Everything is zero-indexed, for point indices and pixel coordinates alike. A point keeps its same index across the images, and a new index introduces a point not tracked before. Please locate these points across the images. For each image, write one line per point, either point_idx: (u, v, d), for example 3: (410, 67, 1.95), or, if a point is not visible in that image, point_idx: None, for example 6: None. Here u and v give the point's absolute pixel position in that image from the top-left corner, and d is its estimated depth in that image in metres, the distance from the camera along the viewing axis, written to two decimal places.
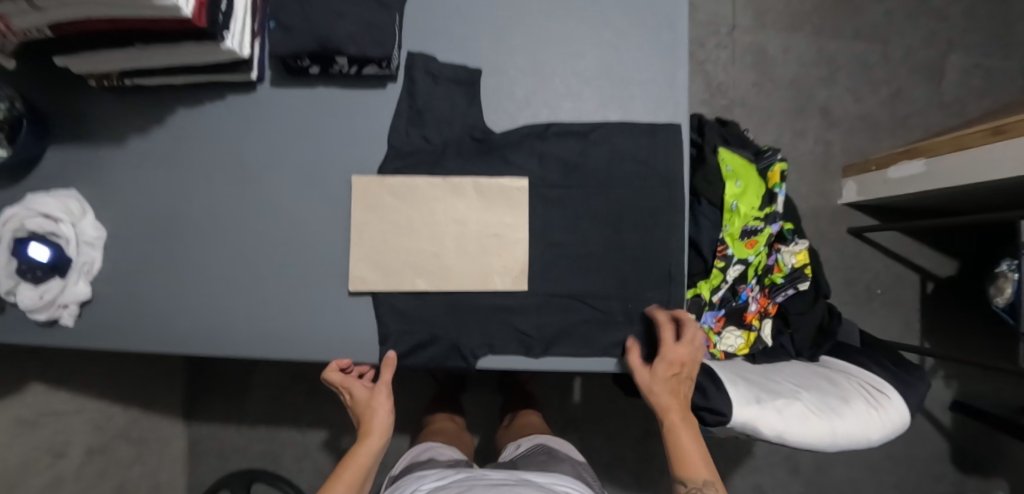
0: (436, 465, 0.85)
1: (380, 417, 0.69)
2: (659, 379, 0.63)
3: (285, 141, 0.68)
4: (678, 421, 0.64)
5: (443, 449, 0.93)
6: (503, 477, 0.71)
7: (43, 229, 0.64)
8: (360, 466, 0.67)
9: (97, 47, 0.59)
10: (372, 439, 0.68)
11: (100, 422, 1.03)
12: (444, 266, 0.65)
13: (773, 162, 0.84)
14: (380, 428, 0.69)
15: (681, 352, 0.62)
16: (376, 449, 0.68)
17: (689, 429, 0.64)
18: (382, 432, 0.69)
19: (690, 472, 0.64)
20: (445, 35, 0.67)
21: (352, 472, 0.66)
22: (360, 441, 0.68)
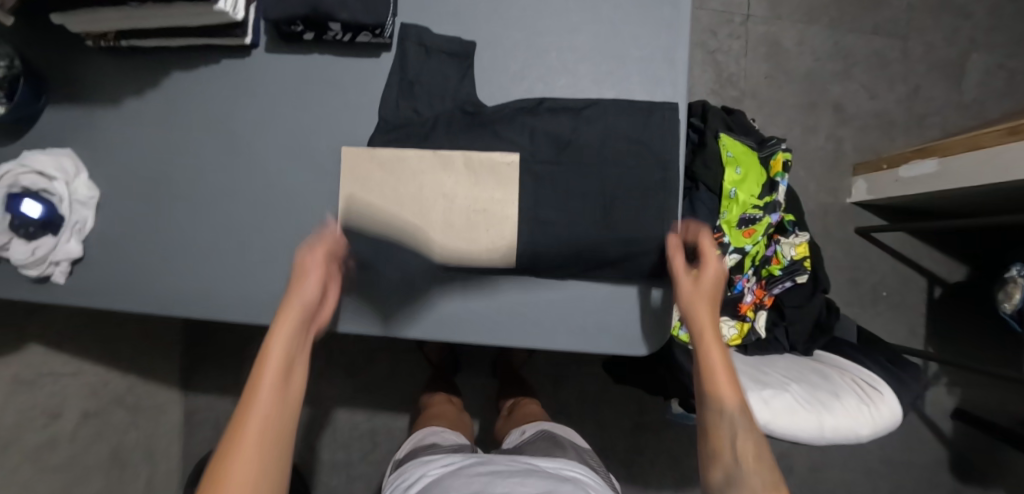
0: (441, 450, 0.85)
1: (303, 292, 0.55)
2: (702, 289, 0.59)
3: (278, 107, 0.68)
4: (714, 335, 0.57)
5: (447, 434, 0.93)
6: (509, 462, 0.70)
7: (37, 186, 0.65)
8: (280, 361, 0.52)
9: (92, 6, 0.59)
10: (287, 326, 0.54)
11: (96, 386, 1.04)
12: (428, 241, 0.64)
13: (777, 151, 0.82)
14: (298, 309, 0.55)
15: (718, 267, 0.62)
16: (294, 338, 0.54)
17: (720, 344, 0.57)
18: (300, 312, 0.55)
19: (723, 392, 0.55)
20: (442, 7, 0.66)
21: (273, 367, 0.51)
22: (274, 330, 0.53)
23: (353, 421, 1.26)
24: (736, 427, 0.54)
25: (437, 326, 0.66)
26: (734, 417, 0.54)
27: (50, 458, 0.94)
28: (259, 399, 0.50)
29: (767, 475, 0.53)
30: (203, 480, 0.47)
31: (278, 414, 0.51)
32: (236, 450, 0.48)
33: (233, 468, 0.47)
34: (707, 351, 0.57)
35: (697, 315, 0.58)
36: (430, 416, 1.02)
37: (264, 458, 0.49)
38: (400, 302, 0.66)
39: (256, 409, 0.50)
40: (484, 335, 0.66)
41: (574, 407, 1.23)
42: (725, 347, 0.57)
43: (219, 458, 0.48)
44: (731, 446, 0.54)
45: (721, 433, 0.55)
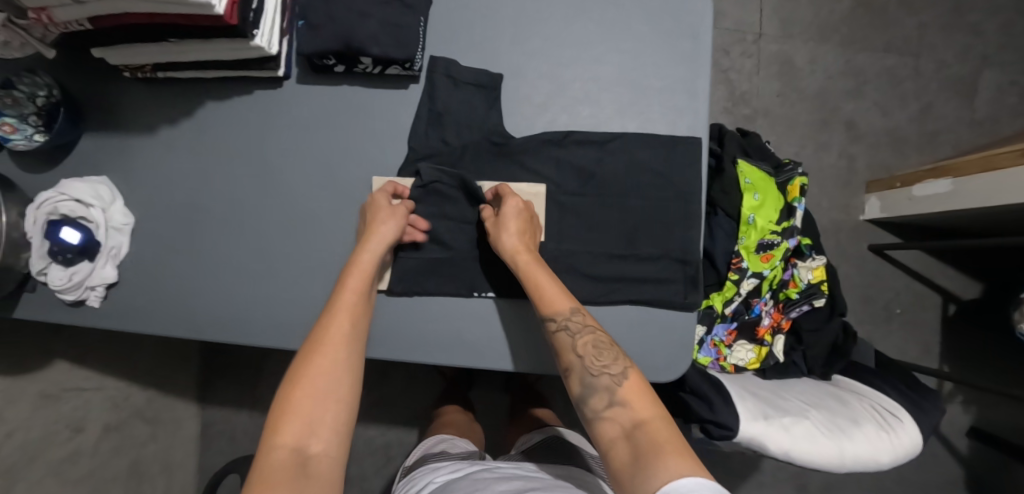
0: (449, 457, 0.86)
1: (385, 228, 0.61)
2: (514, 223, 0.61)
3: (309, 136, 0.69)
4: (534, 258, 0.60)
5: (456, 442, 0.94)
6: (513, 469, 0.73)
7: (75, 214, 0.66)
8: (362, 275, 0.60)
9: (133, 41, 0.62)
10: (373, 247, 0.61)
11: (117, 400, 1.06)
12: (458, 265, 0.67)
13: (793, 176, 0.84)
14: (383, 236, 0.61)
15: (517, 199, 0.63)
16: (376, 257, 0.61)
17: (540, 266, 0.60)
18: (385, 240, 0.61)
19: (555, 303, 0.57)
20: (467, 39, 0.68)
21: (356, 280, 0.60)
22: (360, 249, 0.61)
23: (367, 436, 1.27)
24: (574, 329, 0.57)
25: (464, 354, 0.66)
26: (568, 321, 0.57)
27: (72, 471, 0.95)
28: (343, 302, 0.59)
29: (608, 355, 0.56)
30: (315, 376, 0.55)
31: (358, 318, 0.59)
32: (323, 340, 0.57)
33: (319, 357, 0.56)
34: (530, 278, 0.58)
35: (515, 247, 0.59)
36: (442, 425, 1.03)
37: (349, 349, 0.57)
38: (424, 327, 0.67)
39: (342, 306, 0.59)
40: (513, 364, 0.66)
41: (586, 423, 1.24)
42: (545, 267, 0.60)
43: (308, 346, 0.57)
44: (573, 348, 0.57)
45: (564, 341, 0.57)
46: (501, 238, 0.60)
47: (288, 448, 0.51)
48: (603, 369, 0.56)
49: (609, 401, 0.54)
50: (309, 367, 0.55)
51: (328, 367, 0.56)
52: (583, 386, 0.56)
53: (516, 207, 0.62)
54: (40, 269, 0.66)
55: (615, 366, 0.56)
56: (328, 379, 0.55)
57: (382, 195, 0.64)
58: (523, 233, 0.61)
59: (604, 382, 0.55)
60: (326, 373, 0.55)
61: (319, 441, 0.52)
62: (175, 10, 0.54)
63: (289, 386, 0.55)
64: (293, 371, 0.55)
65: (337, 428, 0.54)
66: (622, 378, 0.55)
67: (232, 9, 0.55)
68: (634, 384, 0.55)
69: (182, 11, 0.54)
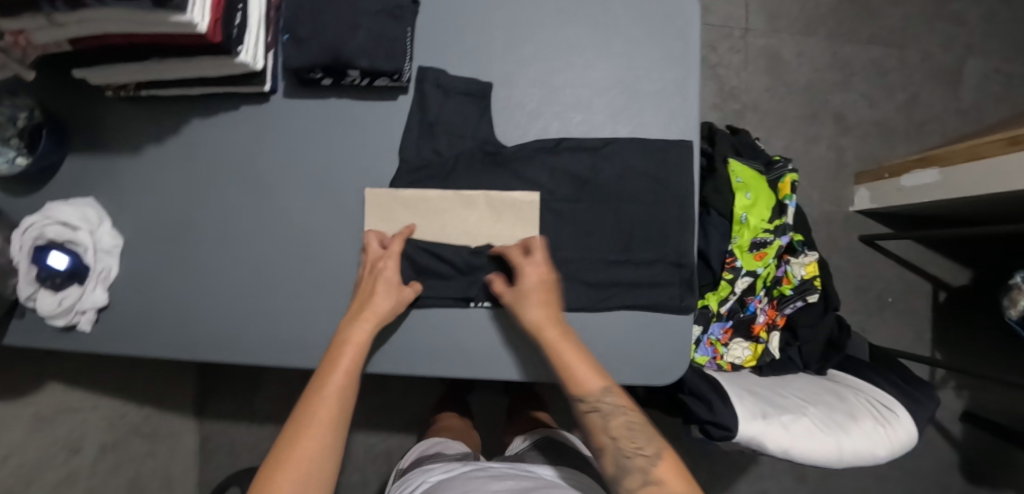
0: (444, 460, 0.87)
1: (381, 303, 0.61)
2: (540, 290, 0.61)
3: (298, 151, 0.69)
4: (560, 336, 0.60)
5: (450, 444, 0.94)
6: (505, 469, 0.74)
7: (62, 238, 0.65)
8: (354, 354, 0.60)
9: (114, 61, 0.60)
10: (366, 325, 0.60)
11: (114, 419, 1.05)
12: (449, 277, 0.65)
13: (784, 173, 0.85)
14: (377, 313, 0.60)
15: (536, 268, 0.62)
16: (367, 338, 0.61)
17: (569, 342, 0.60)
18: (379, 317, 0.61)
19: (586, 387, 0.59)
20: (456, 49, 0.67)
21: (348, 359, 0.60)
22: (349, 325, 0.61)
23: (368, 443, 1.27)
24: (610, 409, 0.60)
25: (464, 363, 0.66)
26: (600, 402, 0.60)
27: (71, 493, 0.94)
28: (334, 383, 0.59)
29: (642, 437, 0.60)
30: (295, 460, 0.55)
31: (346, 397, 0.60)
32: (309, 422, 0.57)
33: (303, 439, 0.56)
34: (559, 358, 0.59)
35: (537, 323, 0.60)
36: (438, 429, 1.03)
37: (334, 433, 0.58)
38: (423, 339, 0.66)
39: (331, 388, 0.59)
40: (510, 371, 0.66)
41: None
42: (573, 342, 0.61)
43: (293, 430, 0.57)
44: (606, 430, 0.61)
45: (594, 421, 0.61)
46: (523, 311, 0.60)
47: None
48: (636, 450, 0.59)
49: (642, 481, 0.57)
50: (294, 450, 0.56)
51: (314, 453, 0.56)
52: (618, 465, 0.60)
53: (535, 280, 0.61)
54: (28, 294, 0.65)
55: (648, 447, 0.59)
56: (311, 463, 0.56)
57: (388, 262, 0.63)
58: (546, 308, 0.61)
59: (638, 464, 0.59)
60: (311, 459, 0.56)
61: None
62: (157, 30, 0.53)
63: (273, 469, 0.55)
64: (278, 452, 0.56)
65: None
66: (655, 460, 0.58)
67: (216, 27, 0.54)
68: (669, 465, 0.58)
69: (164, 31, 0.53)
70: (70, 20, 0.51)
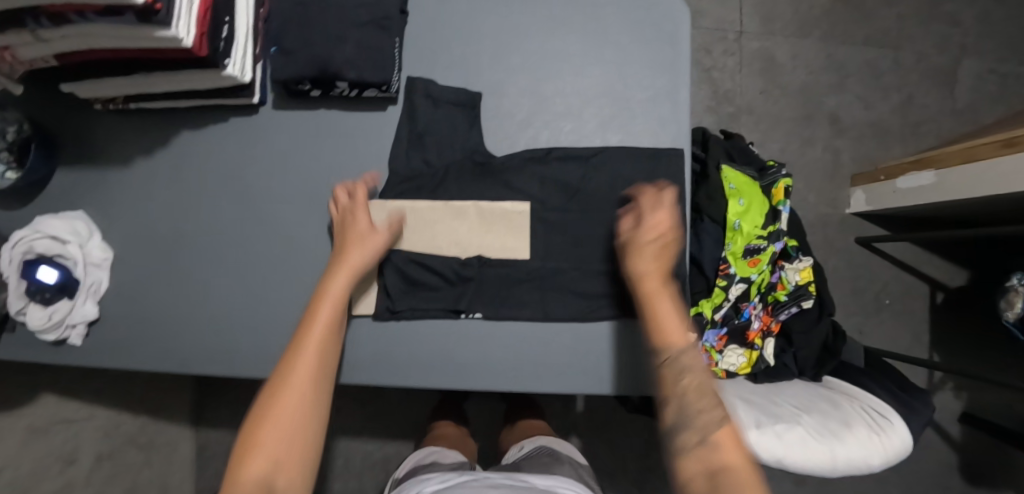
0: (440, 469, 0.86)
1: (356, 255, 0.60)
2: (656, 243, 0.60)
3: (288, 163, 0.68)
4: (658, 288, 0.59)
5: (446, 453, 0.93)
6: (502, 479, 0.72)
7: (52, 252, 0.66)
8: (333, 306, 0.59)
9: (101, 75, 0.60)
10: (343, 278, 0.60)
11: (109, 429, 1.04)
12: (440, 288, 0.65)
13: (777, 179, 0.84)
14: (352, 266, 0.60)
15: (662, 217, 0.61)
16: (345, 290, 0.60)
17: (667, 297, 0.59)
18: (354, 269, 0.60)
19: (667, 338, 0.57)
20: (445, 59, 0.67)
21: (328, 311, 0.58)
22: (328, 281, 0.60)
23: (365, 450, 1.27)
24: (683, 365, 0.56)
25: (456, 374, 0.66)
26: (677, 356, 0.56)
27: None
28: (313, 333, 0.57)
29: (711, 399, 0.54)
30: (277, 412, 0.52)
31: (327, 349, 0.57)
32: (292, 372, 0.55)
33: (285, 391, 0.53)
34: (653, 308, 0.58)
35: (642, 273, 0.59)
36: (434, 438, 1.02)
37: (316, 387, 0.55)
38: (414, 351, 0.66)
39: (311, 340, 0.57)
40: (502, 381, 0.66)
41: (585, 428, 1.19)
42: (674, 297, 0.59)
43: (275, 383, 0.54)
44: (675, 384, 0.56)
45: (667, 374, 0.57)
46: (633, 257, 0.60)
47: (256, 485, 0.48)
48: (701, 408, 0.53)
49: (699, 440, 0.51)
50: (276, 399, 0.53)
51: (296, 402, 0.53)
52: (678, 416, 0.54)
53: (654, 230, 0.60)
54: (18, 308, 0.65)
55: (715, 409, 0.53)
56: (295, 415, 0.52)
57: (356, 212, 0.62)
58: (656, 259, 0.60)
59: (699, 424, 0.52)
60: (294, 409, 0.53)
61: (286, 475, 0.50)
62: (142, 45, 0.53)
63: (254, 419, 0.52)
64: (261, 405, 0.53)
65: (307, 461, 0.52)
66: (720, 424, 0.52)
67: (202, 41, 0.54)
68: (729, 432, 0.51)
69: (150, 45, 0.53)
70: (54, 35, 0.51)
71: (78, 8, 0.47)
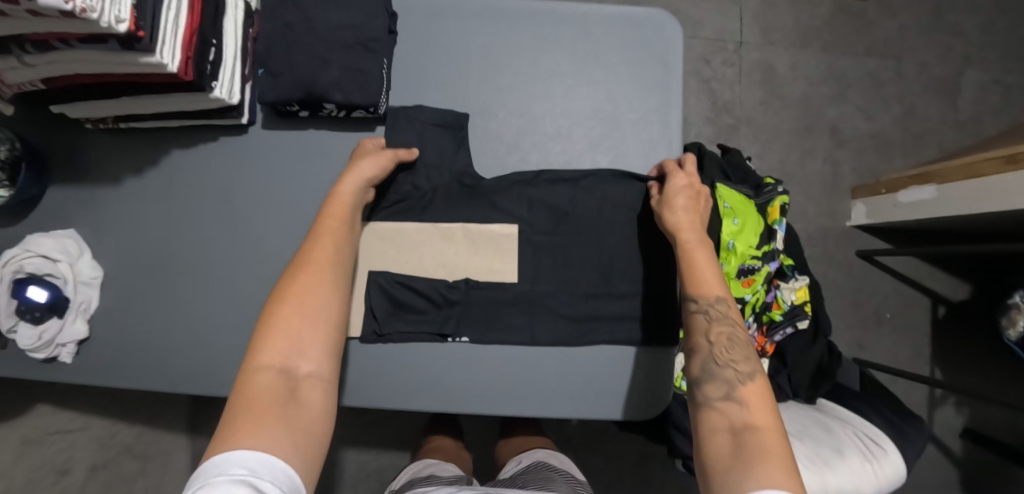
0: (438, 482, 0.84)
1: (366, 164, 0.59)
2: (690, 194, 0.60)
3: (276, 182, 0.68)
4: (697, 239, 0.57)
5: (444, 466, 0.92)
6: None
7: (41, 271, 0.65)
8: (343, 205, 0.57)
9: (89, 98, 0.60)
10: (356, 177, 0.58)
11: (105, 439, 1.04)
12: (425, 310, 0.65)
13: (773, 197, 0.83)
14: (358, 173, 0.58)
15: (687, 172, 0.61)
16: (355, 195, 0.58)
17: (705, 249, 0.57)
18: (360, 176, 0.58)
19: (701, 286, 0.55)
20: (433, 79, 0.67)
21: (339, 210, 0.56)
22: (339, 181, 0.58)
23: (360, 461, 1.26)
24: (717, 315, 0.54)
25: (442, 398, 0.65)
26: (710, 307, 0.54)
27: None
28: (326, 233, 0.55)
29: (739, 353, 0.53)
30: (292, 301, 0.50)
31: (342, 241, 0.55)
32: (310, 265, 0.53)
33: (298, 284, 0.51)
34: (688, 257, 0.56)
35: (677, 224, 0.58)
36: (428, 451, 1.01)
37: (335, 279, 0.53)
38: (400, 376, 0.65)
39: (323, 239, 0.54)
40: (488, 405, 0.65)
41: (580, 442, 1.18)
42: (710, 249, 0.57)
43: (291, 273, 0.52)
44: (705, 334, 0.54)
45: (698, 323, 0.54)
46: (666, 211, 0.59)
47: (273, 371, 0.46)
48: (729, 362, 0.52)
49: (725, 394, 0.49)
50: (294, 290, 0.51)
51: (314, 292, 0.51)
52: (702, 370, 0.52)
53: (686, 188, 0.60)
54: (8, 327, 0.64)
55: (743, 364, 0.52)
56: (311, 306, 0.51)
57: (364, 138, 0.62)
58: (689, 211, 0.59)
59: (726, 375, 0.51)
60: (314, 298, 0.51)
61: (308, 361, 0.49)
62: (127, 70, 0.53)
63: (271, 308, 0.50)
64: (280, 290, 0.51)
65: (328, 353, 0.50)
66: (748, 378, 0.50)
67: (187, 65, 0.54)
68: (759, 390, 0.49)
69: (135, 71, 0.53)
70: (40, 61, 0.51)
71: (61, 37, 0.47)
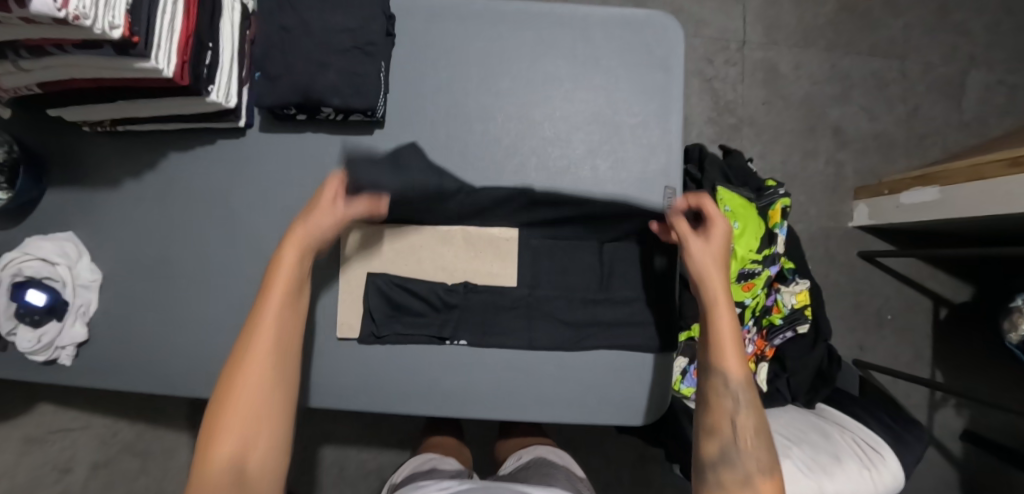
0: (439, 475, 0.84)
1: (314, 230, 0.55)
2: (716, 256, 0.58)
3: (274, 184, 0.68)
4: (726, 307, 0.56)
5: (445, 459, 0.92)
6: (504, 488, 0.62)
7: (40, 274, 0.66)
8: (286, 281, 0.53)
9: (86, 102, 0.60)
10: (300, 252, 0.54)
11: (106, 436, 1.01)
12: (422, 314, 0.65)
13: (775, 200, 0.83)
14: (301, 240, 0.54)
15: (719, 228, 0.60)
16: (299, 264, 0.54)
17: (733, 317, 0.57)
18: (303, 244, 0.54)
19: (730, 362, 0.54)
20: (430, 81, 0.66)
21: (279, 287, 0.52)
22: (280, 252, 0.54)
23: (361, 459, 1.27)
24: (741, 397, 0.54)
25: (440, 403, 0.65)
26: (736, 386, 0.54)
27: None
28: (266, 317, 0.51)
29: (761, 440, 0.53)
30: (237, 395, 0.49)
31: (284, 322, 0.52)
32: (250, 355, 0.50)
33: (242, 376, 0.49)
34: (716, 323, 0.56)
35: (705, 276, 0.58)
36: (428, 447, 1.02)
37: (278, 365, 0.51)
38: (399, 381, 0.65)
39: (265, 323, 0.51)
40: (486, 409, 0.65)
41: (580, 442, 1.18)
42: (738, 320, 0.57)
43: (231, 366, 0.50)
44: (731, 415, 0.54)
45: (724, 400, 0.54)
46: (700, 259, 0.58)
47: (224, 466, 0.47)
48: (749, 450, 0.52)
49: (743, 485, 0.51)
50: (233, 383, 0.49)
51: (255, 384, 0.49)
52: (722, 453, 0.52)
53: (719, 238, 0.59)
54: (7, 330, 0.65)
55: (764, 453, 0.52)
56: (255, 399, 0.49)
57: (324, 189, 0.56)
58: (720, 274, 0.58)
59: (746, 465, 0.52)
60: (254, 392, 0.49)
61: (254, 456, 0.48)
62: (123, 75, 0.53)
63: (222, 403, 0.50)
64: (223, 384, 0.49)
65: (274, 443, 0.49)
66: (765, 471, 0.52)
67: (182, 70, 0.54)
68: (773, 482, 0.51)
69: (131, 75, 0.52)
70: (35, 66, 0.51)
71: (55, 42, 0.46)
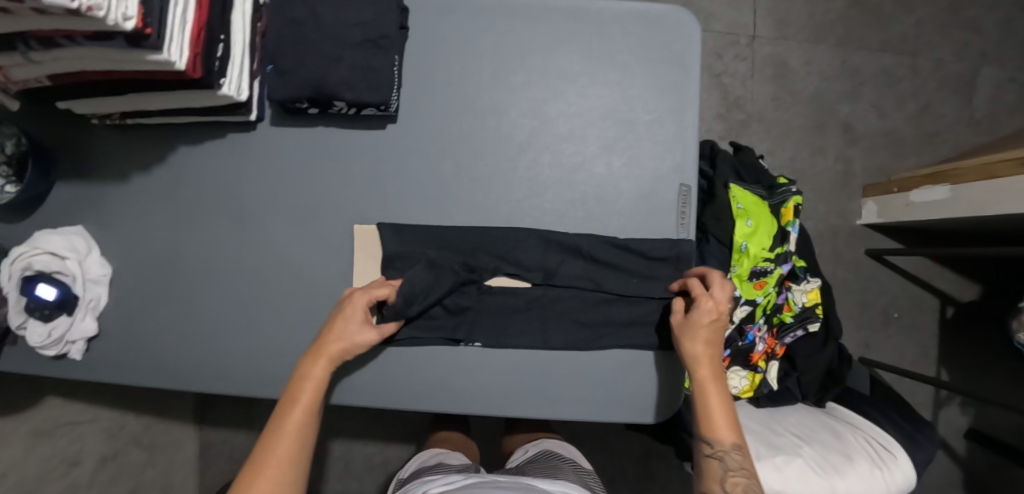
0: (446, 470, 0.84)
1: (342, 344, 0.58)
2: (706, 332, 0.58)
3: (284, 178, 0.68)
4: (711, 376, 0.58)
5: (452, 454, 0.92)
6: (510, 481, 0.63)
7: (49, 269, 0.64)
8: (312, 392, 0.57)
9: (95, 94, 0.59)
10: (328, 365, 0.58)
11: (113, 430, 1.03)
12: (434, 312, 0.64)
13: (787, 198, 0.82)
14: (332, 353, 0.58)
15: (711, 302, 0.59)
16: (327, 374, 0.58)
17: (720, 385, 0.58)
18: (334, 356, 0.58)
19: (717, 432, 0.57)
20: (444, 76, 0.65)
21: (307, 396, 0.57)
22: (308, 364, 0.58)
23: (366, 453, 1.27)
24: (730, 463, 0.56)
25: (451, 400, 0.65)
26: (724, 454, 0.56)
27: None
28: (290, 425, 0.55)
29: None
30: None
31: (306, 433, 0.56)
32: (271, 461, 0.54)
33: (260, 480, 0.53)
34: (704, 395, 0.58)
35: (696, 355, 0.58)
36: (435, 440, 1.01)
37: (294, 472, 0.54)
38: (411, 378, 0.65)
39: (288, 429, 0.55)
40: (497, 406, 0.65)
41: (586, 438, 1.18)
42: (723, 389, 0.59)
43: (249, 470, 0.53)
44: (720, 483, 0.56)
45: (712, 468, 0.57)
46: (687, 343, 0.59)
47: None
48: None
49: None
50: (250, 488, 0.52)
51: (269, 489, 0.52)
52: None
53: (710, 314, 0.59)
54: (18, 324, 0.64)
55: None
56: None
57: (353, 298, 0.59)
58: (709, 344, 0.58)
59: None
60: None
61: None
62: (136, 67, 0.52)
63: None
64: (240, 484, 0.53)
65: None
66: None
67: (195, 62, 0.53)
68: None
69: (144, 68, 0.52)
70: (45, 57, 0.50)
71: (66, 33, 0.45)
